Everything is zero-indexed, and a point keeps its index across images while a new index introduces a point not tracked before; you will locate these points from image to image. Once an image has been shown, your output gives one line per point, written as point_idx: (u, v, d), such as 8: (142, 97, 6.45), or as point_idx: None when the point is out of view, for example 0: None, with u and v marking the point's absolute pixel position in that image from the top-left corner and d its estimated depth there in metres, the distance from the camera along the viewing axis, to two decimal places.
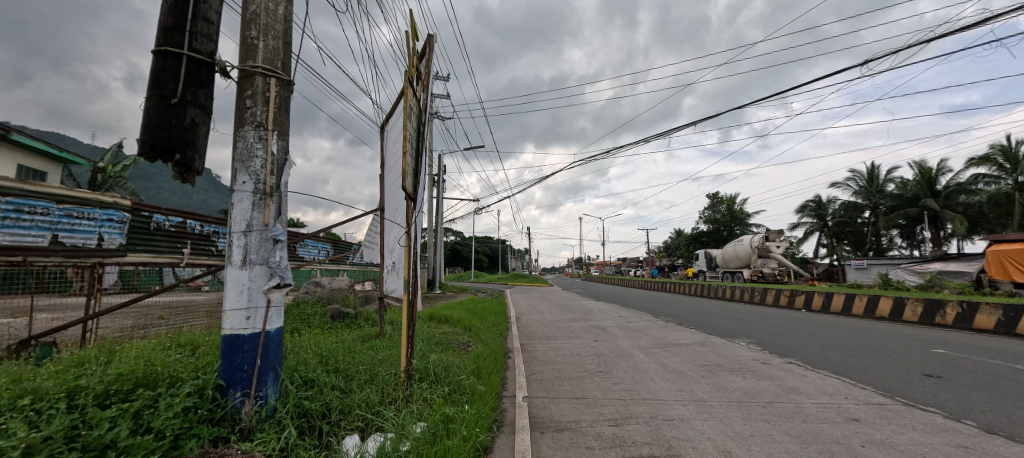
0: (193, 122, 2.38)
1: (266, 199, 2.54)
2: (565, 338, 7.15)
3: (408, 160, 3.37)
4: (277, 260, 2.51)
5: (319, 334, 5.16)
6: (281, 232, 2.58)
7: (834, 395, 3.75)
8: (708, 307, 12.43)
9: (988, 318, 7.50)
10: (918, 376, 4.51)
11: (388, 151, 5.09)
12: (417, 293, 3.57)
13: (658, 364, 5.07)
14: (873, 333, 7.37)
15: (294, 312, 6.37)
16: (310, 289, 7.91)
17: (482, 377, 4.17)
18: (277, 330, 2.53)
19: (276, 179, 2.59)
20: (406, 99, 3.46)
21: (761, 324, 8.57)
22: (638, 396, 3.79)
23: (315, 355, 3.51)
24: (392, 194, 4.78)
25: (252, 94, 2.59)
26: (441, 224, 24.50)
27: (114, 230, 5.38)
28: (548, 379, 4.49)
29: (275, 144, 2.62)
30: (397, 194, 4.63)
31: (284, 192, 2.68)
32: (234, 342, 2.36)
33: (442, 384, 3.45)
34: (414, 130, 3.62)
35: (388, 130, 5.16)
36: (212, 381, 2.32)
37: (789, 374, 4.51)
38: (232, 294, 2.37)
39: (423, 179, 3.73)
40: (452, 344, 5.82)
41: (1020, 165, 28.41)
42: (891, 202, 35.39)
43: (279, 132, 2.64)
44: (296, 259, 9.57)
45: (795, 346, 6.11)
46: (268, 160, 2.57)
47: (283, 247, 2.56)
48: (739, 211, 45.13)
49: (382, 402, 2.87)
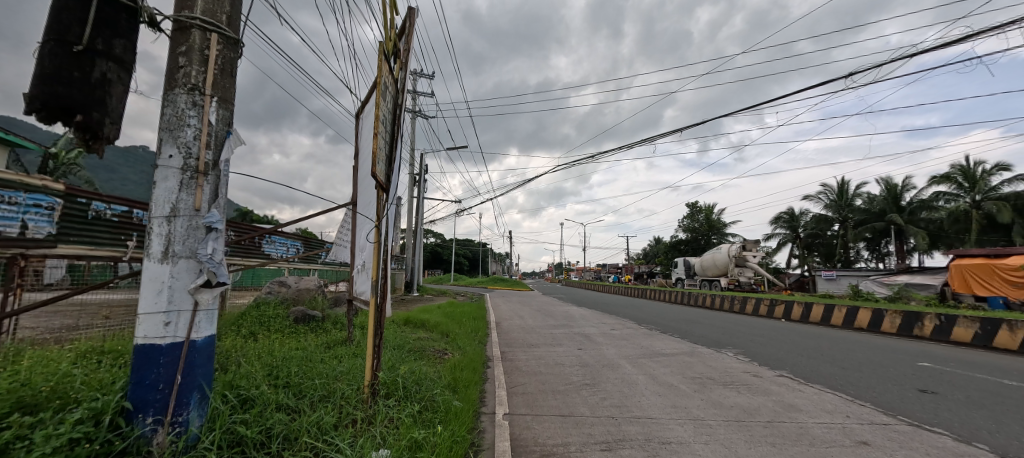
0: (104, 78, 1.90)
1: (198, 178, 2.07)
2: (548, 346, 6.77)
3: (380, 144, 2.93)
4: (210, 253, 2.06)
5: (278, 340, 4.64)
6: (217, 219, 2.12)
7: (836, 414, 3.51)
8: (689, 315, 12.33)
9: (965, 331, 7.59)
10: (914, 392, 4.36)
11: (363, 139, 4.64)
12: (387, 297, 3.13)
13: (648, 377, 4.76)
14: (857, 344, 7.31)
15: (253, 315, 5.79)
16: (273, 290, 7.28)
17: (458, 391, 3.75)
18: (205, 339, 2.06)
19: (214, 156, 2.14)
20: (381, 74, 3.02)
21: (745, 333, 8.46)
22: (630, 414, 3.45)
23: (266, 367, 3.05)
24: (364, 185, 4.33)
25: (187, 50, 2.12)
26: (420, 224, 23.88)
27: (41, 217, 4.64)
28: (531, 393, 4.10)
29: (214, 113, 2.16)
30: (370, 186, 4.17)
31: (225, 172, 2.23)
32: (148, 355, 1.88)
33: (412, 401, 3.02)
34: (389, 112, 3.19)
35: (363, 116, 4.71)
36: (116, 403, 1.84)
37: (784, 388, 4.27)
38: (146, 294, 1.90)
39: (397, 167, 3.32)
40: (427, 352, 5.38)
41: (977, 184, 30.05)
42: (860, 216, 36.78)
43: (219, 99, 2.18)
44: (262, 256, 8.89)
45: (783, 357, 5.94)
46: (204, 131, 2.11)
47: (220, 238, 2.11)
48: (716, 221, 46.10)
49: (339, 425, 2.42)
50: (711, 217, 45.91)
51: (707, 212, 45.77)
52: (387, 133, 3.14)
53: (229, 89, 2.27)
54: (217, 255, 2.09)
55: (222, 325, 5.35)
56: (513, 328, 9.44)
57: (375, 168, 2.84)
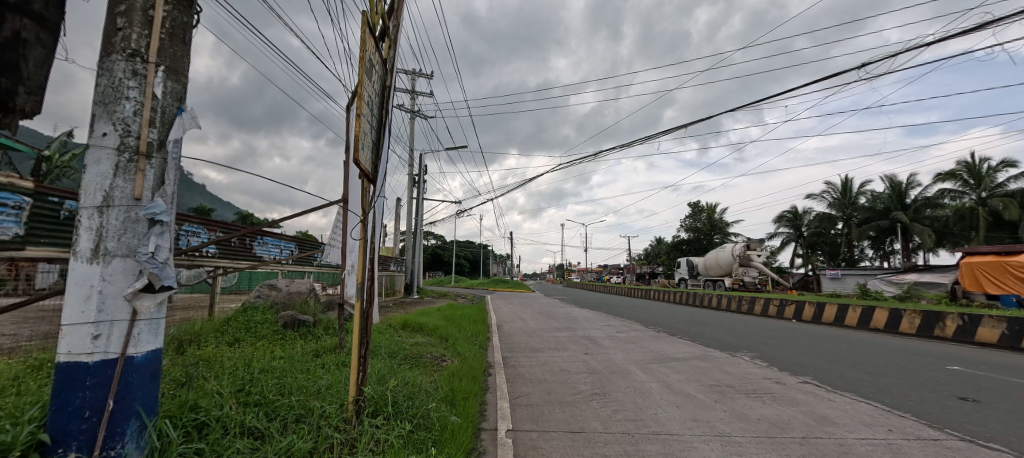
0: (17, 36, 1.56)
1: (140, 161, 1.72)
2: (552, 351, 6.40)
3: (364, 127, 2.55)
4: (154, 251, 1.72)
5: (261, 348, 4.31)
6: (163, 210, 1.78)
7: (877, 428, 3.16)
8: (696, 316, 11.98)
9: (991, 331, 7.21)
10: (954, 400, 3.99)
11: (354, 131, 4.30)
12: (374, 302, 2.76)
13: (662, 384, 4.39)
14: (877, 346, 6.95)
15: (239, 322, 5.46)
16: (263, 293, 6.91)
17: (454, 404, 3.40)
18: (146, 355, 1.71)
19: (161, 135, 1.80)
20: (365, 49, 2.64)
21: (757, 335, 8.08)
22: (647, 429, 3.10)
23: (239, 382, 2.71)
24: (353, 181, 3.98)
25: (126, 10, 1.78)
26: (420, 226, 23.55)
27: (9, 217, 4.29)
28: (536, 405, 3.73)
29: (160, 86, 1.81)
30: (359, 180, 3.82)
31: (177, 156, 1.89)
32: (71, 376, 1.54)
33: (403, 419, 2.66)
34: (376, 94, 2.82)
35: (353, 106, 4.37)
36: (28, 437, 1.49)
37: (812, 398, 3.92)
38: (70, 300, 1.54)
39: (385, 156, 2.95)
40: (422, 359, 5.04)
41: (983, 181, 29.69)
42: (863, 215, 36.40)
43: (167, 68, 1.84)
44: (253, 258, 8.55)
45: (803, 362, 5.58)
46: (146, 106, 1.77)
47: (167, 234, 1.78)
48: (718, 220, 45.70)
49: (314, 452, 2.06)
50: (714, 217, 45.51)
51: (710, 212, 45.30)
52: (373, 117, 2.76)
53: (180, 58, 1.93)
54: (163, 254, 1.76)
55: (204, 332, 5.02)
56: (515, 331, 9.07)
57: (357, 154, 2.46)
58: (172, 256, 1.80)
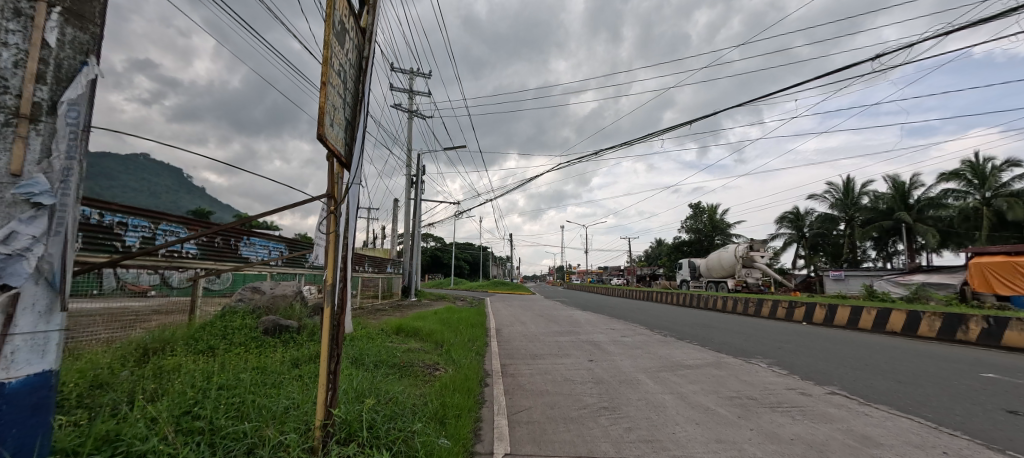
0: None
1: (18, 125, 1.31)
2: (555, 358, 6.00)
3: (332, 100, 2.12)
4: (5, 238, 1.22)
5: (235, 358, 3.93)
6: (44, 188, 1.33)
7: (929, 451, 2.75)
8: (702, 319, 11.56)
9: (1019, 335, 6.79)
10: (1004, 414, 3.59)
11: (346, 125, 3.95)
12: (346, 307, 2.34)
13: (677, 396, 3.98)
14: (900, 351, 6.53)
15: (214, 329, 5.05)
16: (246, 296, 6.50)
17: (444, 423, 2.98)
18: (25, 380, 1.29)
19: (51, 93, 1.39)
20: (334, 6, 2.20)
21: (770, 339, 7.66)
22: (667, 452, 2.70)
23: (192, 403, 2.33)
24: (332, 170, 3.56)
25: None
26: (418, 227, 23.15)
27: None
28: (538, 422, 3.31)
29: (52, 34, 1.41)
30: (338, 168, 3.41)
31: (84, 123, 1.50)
32: None
33: (380, 447, 2.24)
34: (348, 64, 2.39)
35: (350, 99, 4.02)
36: None
37: (846, 413, 3.52)
38: None
39: (359, 136, 2.52)
40: (412, 368, 4.64)
41: (987, 181, 29.39)
42: (866, 215, 36.03)
43: (64, 11, 1.44)
44: (238, 259, 8.17)
45: (826, 369, 5.17)
46: (33, 55, 1.36)
47: (41, 219, 1.30)
48: (719, 221, 45.33)
49: None
50: (715, 218, 45.08)
51: (711, 212, 44.91)
52: (345, 91, 2.35)
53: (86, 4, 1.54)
54: (24, 242, 1.26)
55: (175, 340, 4.62)
56: (514, 336, 8.65)
57: (325, 130, 2.04)
58: (50, 247, 1.33)
